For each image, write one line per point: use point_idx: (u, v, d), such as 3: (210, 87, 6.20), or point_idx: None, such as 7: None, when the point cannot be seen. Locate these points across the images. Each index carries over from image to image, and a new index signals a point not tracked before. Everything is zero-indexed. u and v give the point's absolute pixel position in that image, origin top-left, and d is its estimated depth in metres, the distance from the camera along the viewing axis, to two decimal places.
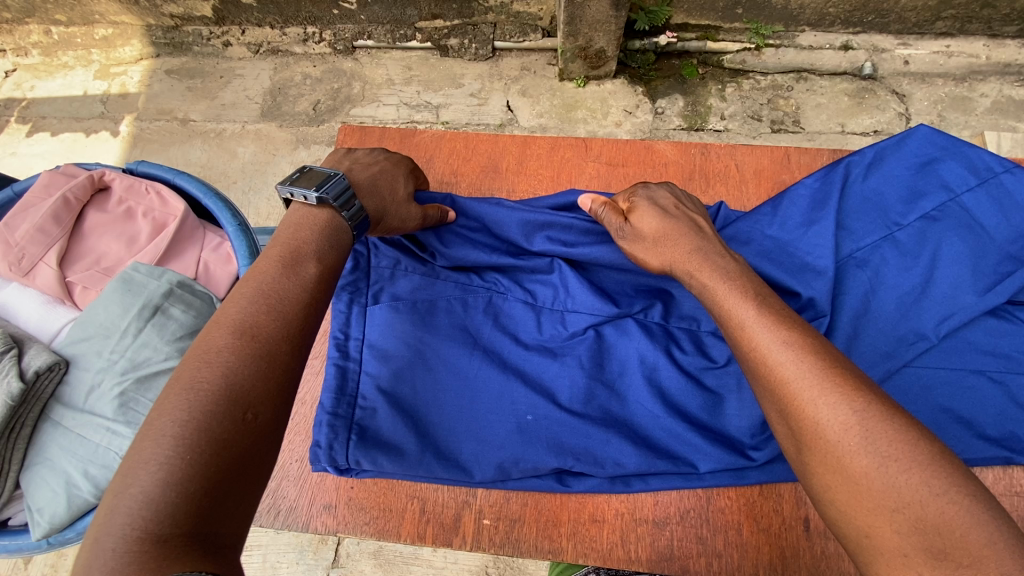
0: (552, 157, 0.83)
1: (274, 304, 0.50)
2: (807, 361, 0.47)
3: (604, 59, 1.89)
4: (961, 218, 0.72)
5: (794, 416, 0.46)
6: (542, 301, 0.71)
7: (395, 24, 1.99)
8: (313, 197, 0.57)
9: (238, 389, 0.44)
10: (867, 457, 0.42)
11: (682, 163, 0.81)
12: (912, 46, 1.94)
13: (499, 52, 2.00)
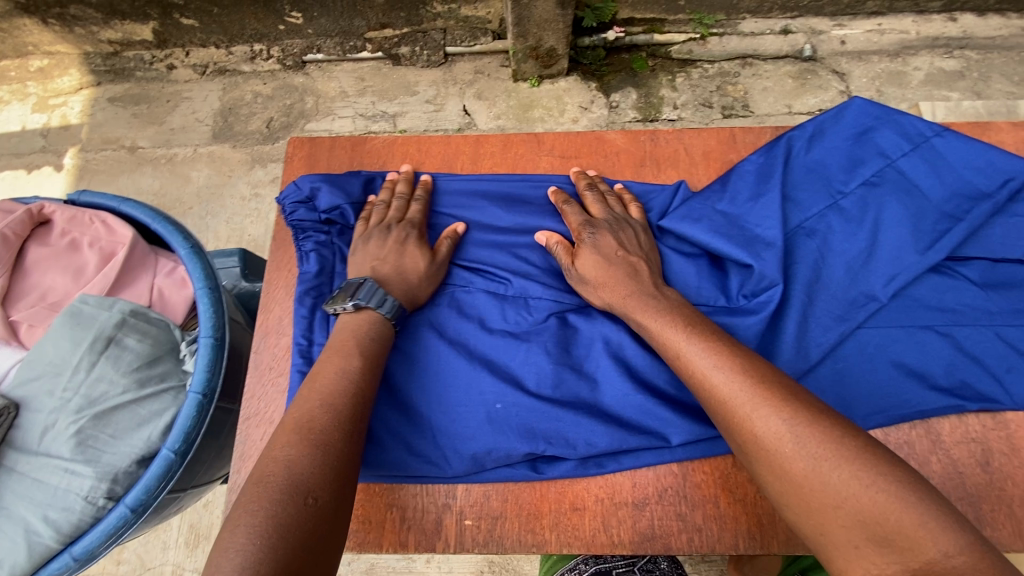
0: (506, 154, 0.82)
1: (324, 398, 0.57)
2: (739, 380, 0.54)
3: (555, 58, 1.92)
4: (899, 182, 0.76)
5: (738, 430, 0.53)
6: (505, 292, 0.72)
7: (344, 36, 1.97)
8: (351, 305, 0.64)
9: (299, 478, 0.51)
10: (803, 461, 0.49)
11: (632, 152, 0.82)
12: (846, 27, 2.03)
13: (452, 57, 2.01)
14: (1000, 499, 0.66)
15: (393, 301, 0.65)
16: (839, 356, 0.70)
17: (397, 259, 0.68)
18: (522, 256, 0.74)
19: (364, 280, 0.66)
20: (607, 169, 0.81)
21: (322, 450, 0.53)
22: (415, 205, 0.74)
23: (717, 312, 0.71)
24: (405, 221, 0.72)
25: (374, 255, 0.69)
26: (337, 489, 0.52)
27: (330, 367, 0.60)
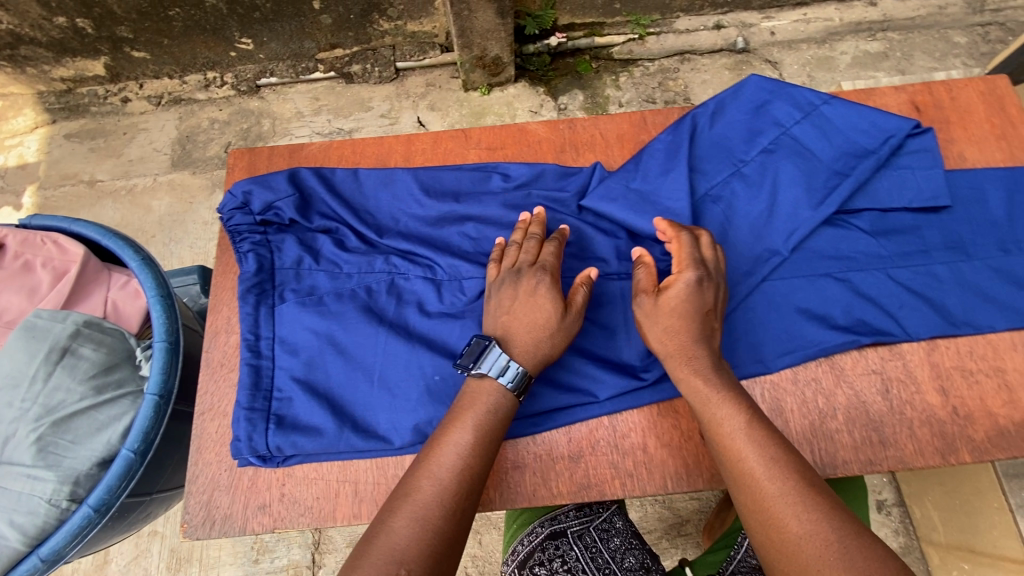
0: (435, 149, 0.88)
1: (436, 473, 0.60)
2: (791, 479, 0.57)
3: (502, 66, 2.00)
4: (796, 147, 0.83)
5: (779, 526, 0.55)
6: (441, 275, 0.77)
7: (296, 58, 2.03)
8: (474, 369, 0.65)
9: (398, 549, 0.55)
10: (846, 572, 0.50)
11: (553, 140, 0.88)
12: (775, 18, 2.15)
13: (403, 72, 2.07)
14: (901, 422, 0.72)
15: (521, 369, 0.65)
16: (748, 307, 0.76)
17: (526, 312, 0.69)
18: (456, 241, 0.80)
19: (489, 342, 0.67)
20: (530, 157, 0.87)
21: (425, 526, 0.57)
22: (550, 247, 0.73)
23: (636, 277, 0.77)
24: (539, 264, 0.72)
25: (504, 309, 0.70)
26: (422, 567, 0.55)
27: (448, 438, 0.63)
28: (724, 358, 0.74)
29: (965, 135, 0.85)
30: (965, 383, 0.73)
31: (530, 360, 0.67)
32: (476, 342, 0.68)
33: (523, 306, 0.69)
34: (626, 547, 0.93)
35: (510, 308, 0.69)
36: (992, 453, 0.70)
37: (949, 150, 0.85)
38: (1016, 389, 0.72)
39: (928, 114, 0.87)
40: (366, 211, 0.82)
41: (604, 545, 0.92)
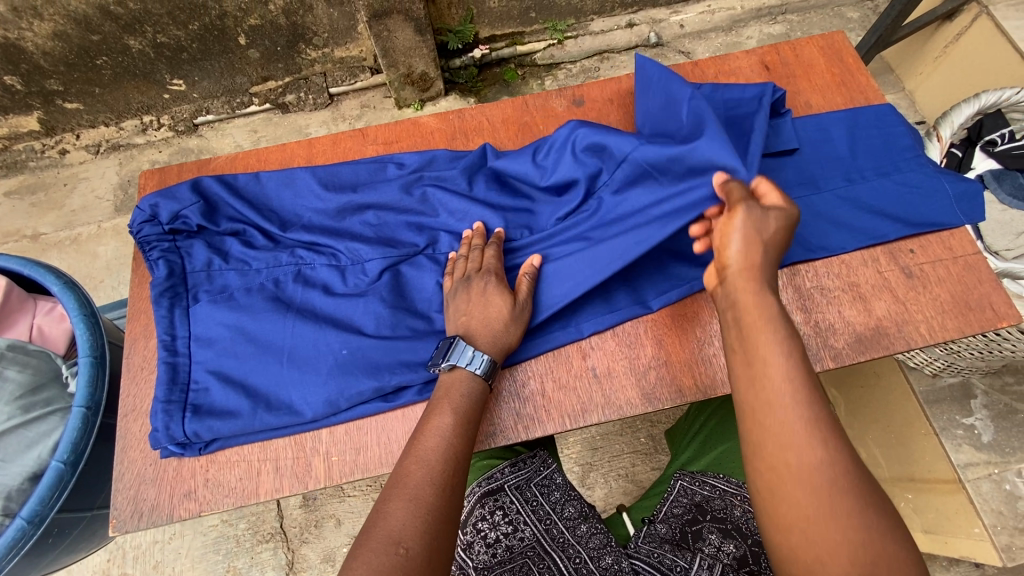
0: (335, 149, 0.94)
1: (421, 457, 0.64)
2: (805, 385, 0.59)
3: (430, 81, 2.09)
4: (666, 90, 0.83)
5: (781, 427, 0.59)
6: (344, 261, 0.83)
7: (230, 95, 2.07)
8: (445, 365, 0.71)
9: (395, 531, 0.58)
10: (838, 482, 0.56)
11: (444, 129, 0.95)
12: (683, 12, 2.27)
13: (336, 96, 2.16)
14: None
15: (486, 356, 0.72)
16: None
17: (483, 309, 0.74)
18: (357, 228, 0.86)
19: (454, 340, 0.72)
20: (423, 147, 0.94)
21: (420, 506, 0.60)
22: (490, 250, 0.79)
23: (527, 243, 0.85)
24: (484, 269, 0.77)
25: (462, 310, 0.75)
26: (426, 540, 0.58)
27: (428, 424, 0.68)
28: (609, 304, 0.80)
29: (809, 85, 0.95)
30: (824, 300, 0.81)
31: (494, 349, 0.73)
32: (442, 344, 0.74)
33: (483, 306, 0.74)
34: (566, 499, 0.94)
35: (467, 309, 0.74)
36: (850, 358, 0.78)
37: (797, 100, 0.95)
38: (869, 299, 0.80)
39: (776, 72, 0.97)
40: (274, 211, 0.88)
41: (544, 499, 0.94)
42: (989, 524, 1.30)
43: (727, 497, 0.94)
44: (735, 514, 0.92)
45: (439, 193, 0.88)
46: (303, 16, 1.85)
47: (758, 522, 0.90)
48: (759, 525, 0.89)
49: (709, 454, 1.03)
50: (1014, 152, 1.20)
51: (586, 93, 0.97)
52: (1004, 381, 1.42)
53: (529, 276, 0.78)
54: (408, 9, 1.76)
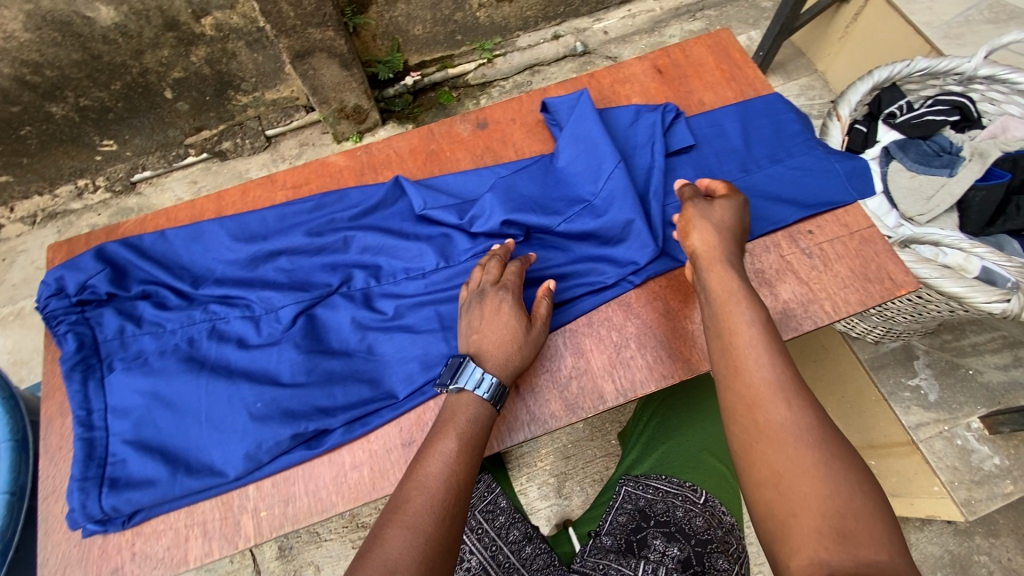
0: (245, 199, 0.94)
1: (421, 484, 0.63)
2: (773, 369, 0.64)
3: (364, 112, 2.08)
4: (578, 123, 0.89)
5: (750, 402, 0.62)
6: (258, 311, 0.83)
7: (164, 148, 2.03)
8: (453, 387, 0.70)
9: (392, 561, 0.56)
10: (807, 449, 0.58)
11: (352, 166, 0.96)
12: (605, 19, 2.34)
13: (273, 138, 2.12)
14: (685, 337, 0.80)
15: (494, 382, 0.71)
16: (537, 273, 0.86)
17: (494, 329, 0.74)
18: (271, 276, 0.86)
19: (462, 360, 0.72)
20: (333, 186, 0.94)
21: (418, 534, 0.58)
22: (513, 268, 0.79)
23: (443, 270, 0.86)
24: (502, 285, 0.77)
25: (474, 327, 0.75)
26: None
27: (432, 449, 0.66)
28: None
29: (701, 84, 0.99)
30: None
31: (500, 370, 0.73)
32: (451, 363, 0.73)
33: (500, 325, 0.74)
34: (511, 522, 0.97)
35: (479, 327, 0.75)
36: None
37: (691, 99, 0.98)
38: (774, 284, 0.83)
39: (669, 74, 1.00)
40: (184, 267, 0.87)
41: (489, 525, 0.96)
42: (946, 481, 1.33)
43: (669, 498, 0.96)
44: (678, 515, 0.93)
45: (351, 231, 0.88)
46: (228, 63, 1.84)
47: (698, 521, 0.91)
48: (700, 523, 0.91)
49: (652, 458, 1.08)
50: (913, 121, 1.29)
51: (489, 115, 0.99)
52: (942, 340, 1.47)
53: (548, 299, 0.78)
54: (331, 46, 1.77)
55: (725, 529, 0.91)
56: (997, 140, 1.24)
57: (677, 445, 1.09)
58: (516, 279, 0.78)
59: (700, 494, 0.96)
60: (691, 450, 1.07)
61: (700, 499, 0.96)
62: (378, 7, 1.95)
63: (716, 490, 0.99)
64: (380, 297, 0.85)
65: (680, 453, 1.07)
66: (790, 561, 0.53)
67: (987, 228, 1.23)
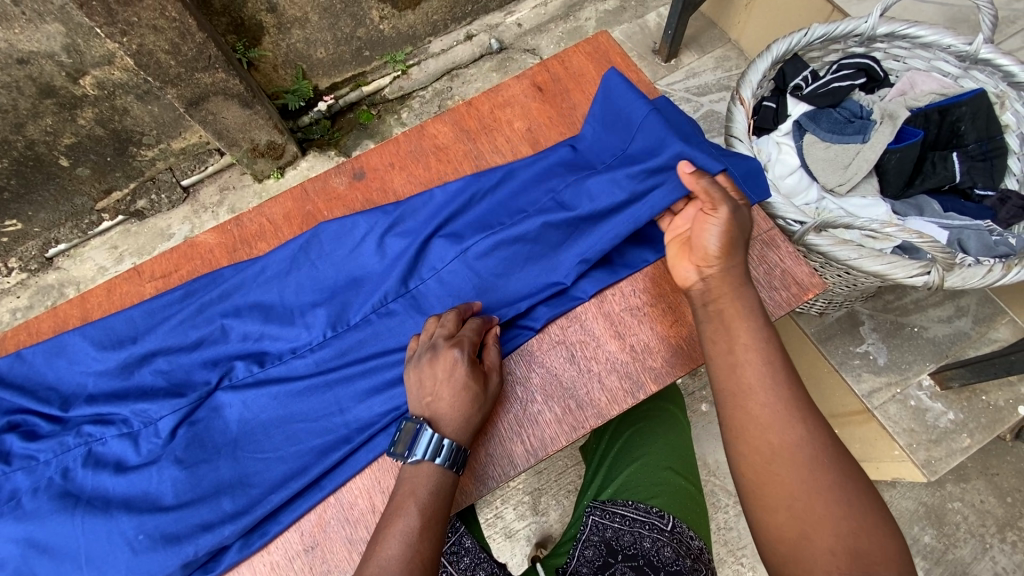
0: (112, 297, 0.87)
1: (383, 567, 0.61)
2: (783, 386, 0.63)
3: (280, 147, 1.88)
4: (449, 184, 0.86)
5: (765, 424, 0.62)
6: (134, 426, 0.78)
7: (75, 218, 1.88)
8: (411, 458, 0.68)
9: None
10: (827, 473, 0.59)
11: (223, 243, 0.89)
12: (516, 11, 2.16)
13: (191, 187, 1.97)
14: (591, 381, 0.76)
15: (451, 446, 0.68)
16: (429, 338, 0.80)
17: (450, 391, 0.69)
18: (147, 381, 0.80)
19: (419, 428, 0.68)
20: (205, 270, 0.87)
21: None
22: (463, 322, 0.74)
23: (330, 344, 0.81)
24: (456, 339, 0.72)
25: (428, 387, 0.71)
26: None
27: (393, 528, 0.64)
28: None
29: (584, 96, 0.93)
30: (635, 320, 0.79)
31: (459, 433, 0.69)
32: (407, 429, 0.69)
33: (457, 388, 0.70)
34: (476, 564, 0.88)
35: (433, 386, 0.70)
36: (671, 375, 0.76)
37: (574, 115, 0.93)
38: (677, 306, 0.79)
39: (550, 91, 0.94)
40: (52, 386, 0.81)
41: (454, 568, 0.88)
42: (906, 445, 1.33)
43: (636, 527, 0.87)
44: (645, 546, 0.84)
45: (225, 319, 0.82)
46: (121, 120, 1.68)
47: (667, 552, 0.83)
48: (669, 555, 0.83)
49: (616, 480, 0.96)
50: (819, 91, 1.24)
51: (365, 163, 0.92)
52: (885, 301, 1.45)
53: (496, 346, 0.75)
54: (226, 87, 1.59)
55: (693, 556, 0.84)
56: (906, 97, 1.21)
57: (642, 464, 0.96)
58: (467, 333, 0.73)
59: (669, 520, 0.88)
60: (656, 468, 0.95)
61: (668, 525, 0.87)
62: (272, 37, 1.81)
63: (684, 509, 0.90)
64: (265, 384, 0.79)
65: (645, 472, 0.95)
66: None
67: (903, 189, 1.21)
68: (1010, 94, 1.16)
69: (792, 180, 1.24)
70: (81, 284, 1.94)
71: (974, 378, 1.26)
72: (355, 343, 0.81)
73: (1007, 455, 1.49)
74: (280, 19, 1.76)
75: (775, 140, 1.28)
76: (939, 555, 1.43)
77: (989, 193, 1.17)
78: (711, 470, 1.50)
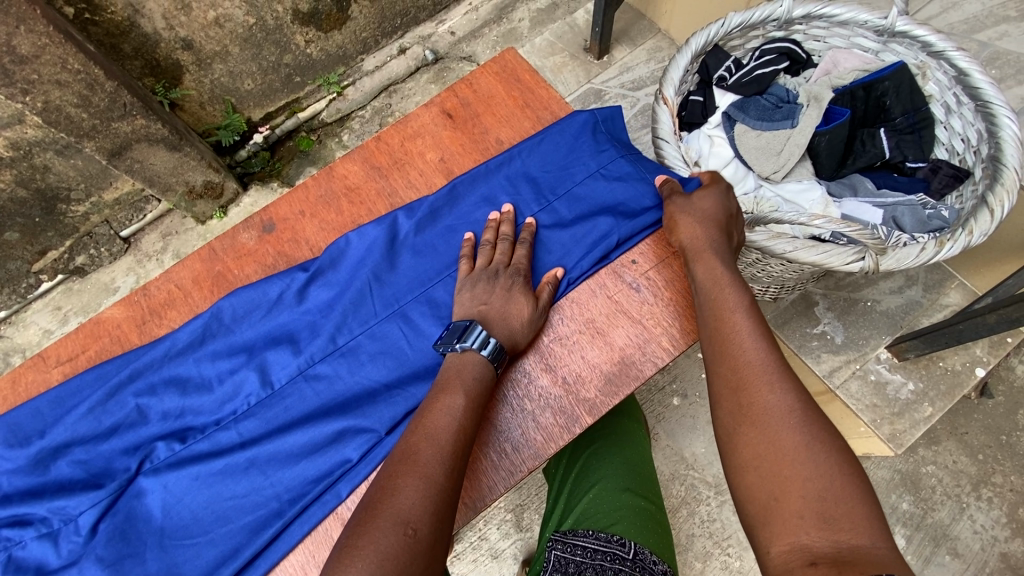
0: (19, 388, 0.82)
1: (430, 436, 0.64)
2: (764, 353, 0.65)
3: (219, 186, 1.77)
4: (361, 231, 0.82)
5: (744, 388, 0.63)
6: (52, 527, 0.72)
7: (12, 283, 1.75)
8: (458, 346, 0.71)
9: (404, 511, 0.57)
10: (798, 436, 0.58)
11: (131, 316, 0.84)
12: (448, 19, 2.03)
13: (132, 237, 1.86)
14: (525, 421, 0.73)
15: (497, 347, 0.72)
16: (357, 396, 0.76)
17: (505, 303, 0.75)
18: (64, 474, 0.74)
19: (469, 323, 0.73)
20: (115, 348, 0.83)
21: (430, 486, 0.59)
22: (520, 248, 0.80)
23: (256, 410, 0.76)
24: (512, 265, 0.78)
25: (481, 297, 0.75)
26: (435, 517, 0.58)
27: (439, 403, 0.67)
28: (358, 456, 0.73)
29: (495, 119, 0.90)
30: (565, 350, 0.77)
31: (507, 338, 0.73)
32: (455, 326, 0.74)
33: (506, 297, 0.75)
34: None
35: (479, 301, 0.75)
36: (607, 404, 0.73)
37: (487, 140, 0.90)
38: (607, 332, 0.77)
39: (460, 117, 0.91)
40: None
41: None
42: (870, 421, 1.33)
43: (598, 558, 0.80)
44: None
45: (141, 397, 0.77)
46: (44, 178, 1.56)
47: None
48: None
49: (578, 508, 0.91)
50: (744, 80, 1.23)
51: (274, 214, 0.87)
52: (838, 279, 1.44)
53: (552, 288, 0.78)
54: (149, 133, 1.48)
55: None
56: (830, 76, 1.21)
57: (601, 489, 0.92)
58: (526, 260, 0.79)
59: (630, 547, 0.82)
60: (617, 491, 0.91)
61: (631, 554, 0.81)
62: (193, 75, 1.70)
63: (645, 536, 0.85)
64: (187, 464, 0.74)
65: (605, 497, 0.90)
66: (772, 543, 0.54)
67: (836, 171, 1.20)
68: (929, 64, 1.15)
69: (728, 172, 1.21)
70: (28, 351, 1.83)
71: (928, 348, 1.26)
72: (281, 408, 0.76)
73: (974, 413, 1.51)
74: (198, 55, 1.66)
75: (707, 134, 1.25)
76: (919, 521, 1.43)
77: (921, 164, 1.17)
78: (689, 464, 1.47)
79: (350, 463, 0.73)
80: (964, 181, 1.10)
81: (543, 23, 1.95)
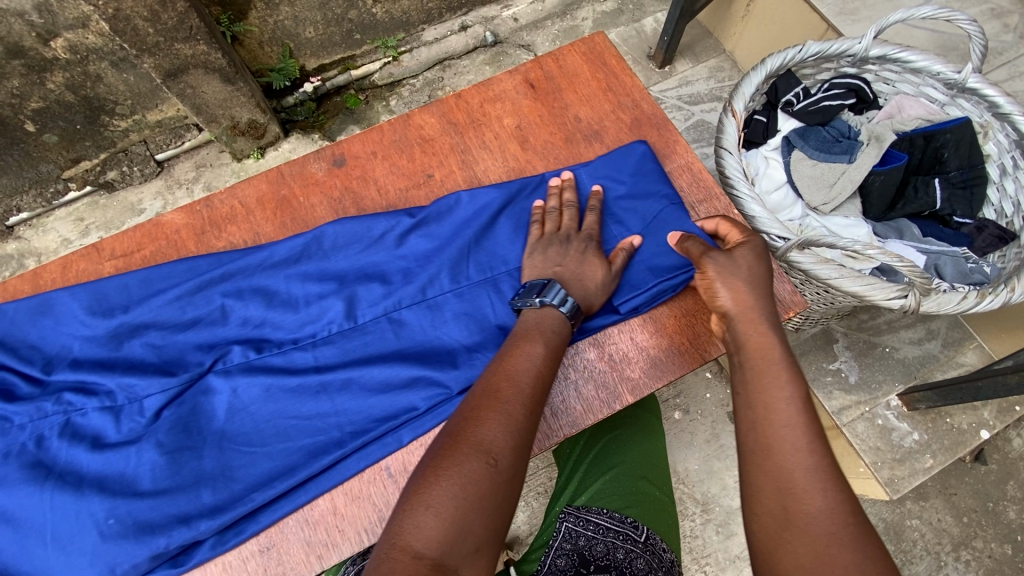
0: (67, 275, 0.82)
1: (513, 377, 0.64)
2: (808, 428, 0.58)
3: (262, 126, 1.77)
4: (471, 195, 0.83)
5: (781, 465, 0.56)
6: (118, 401, 0.74)
7: (40, 185, 1.74)
8: (537, 302, 0.72)
9: (485, 442, 0.58)
10: (840, 529, 0.51)
11: (192, 224, 0.84)
12: (513, 5, 2.03)
13: (167, 162, 1.84)
14: (567, 389, 0.75)
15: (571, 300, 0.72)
16: (440, 346, 0.77)
17: (554, 252, 0.76)
18: (137, 354, 0.76)
19: (548, 282, 0.73)
20: (170, 252, 0.83)
21: (512, 423, 0.60)
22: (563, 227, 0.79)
23: (337, 338, 0.77)
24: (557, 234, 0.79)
25: (555, 260, 0.76)
26: (515, 453, 0.59)
27: (518, 351, 0.67)
28: (429, 406, 0.73)
29: (577, 97, 0.92)
30: (615, 329, 0.78)
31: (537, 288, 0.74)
32: (533, 285, 0.74)
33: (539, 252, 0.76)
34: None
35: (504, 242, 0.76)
36: (649, 386, 0.75)
37: (566, 116, 0.91)
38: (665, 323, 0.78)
39: (542, 89, 0.92)
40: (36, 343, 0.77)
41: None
42: (870, 462, 1.34)
43: (610, 537, 0.82)
44: (619, 557, 0.79)
45: (227, 299, 0.78)
46: (94, 86, 1.55)
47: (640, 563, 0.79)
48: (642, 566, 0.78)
49: (590, 489, 0.91)
50: (811, 108, 1.24)
51: (346, 150, 0.88)
52: (861, 320, 1.46)
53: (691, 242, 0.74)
54: (208, 60, 1.48)
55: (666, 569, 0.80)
56: (893, 120, 1.22)
57: (617, 473, 0.93)
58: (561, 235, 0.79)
59: (643, 530, 0.84)
60: (632, 477, 0.93)
61: (642, 537, 0.84)
62: (259, 12, 1.69)
63: (656, 522, 0.87)
64: (259, 373, 0.75)
65: (620, 482, 0.92)
66: None
67: (883, 211, 1.22)
68: (993, 125, 1.16)
69: (777, 196, 1.24)
70: (43, 256, 1.82)
71: (940, 402, 1.28)
72: (362, 343, 0.77)
73: (965, 476, 1.52)
74: None
75: (764, 155, 1.28)
76: None
77: (967, 221, 1.20)
78: (681, 477, 1.47)
79: (417, 411, 0.73)
80: (1008, 243, 1.13)
81: (606, 26, 1.97)
